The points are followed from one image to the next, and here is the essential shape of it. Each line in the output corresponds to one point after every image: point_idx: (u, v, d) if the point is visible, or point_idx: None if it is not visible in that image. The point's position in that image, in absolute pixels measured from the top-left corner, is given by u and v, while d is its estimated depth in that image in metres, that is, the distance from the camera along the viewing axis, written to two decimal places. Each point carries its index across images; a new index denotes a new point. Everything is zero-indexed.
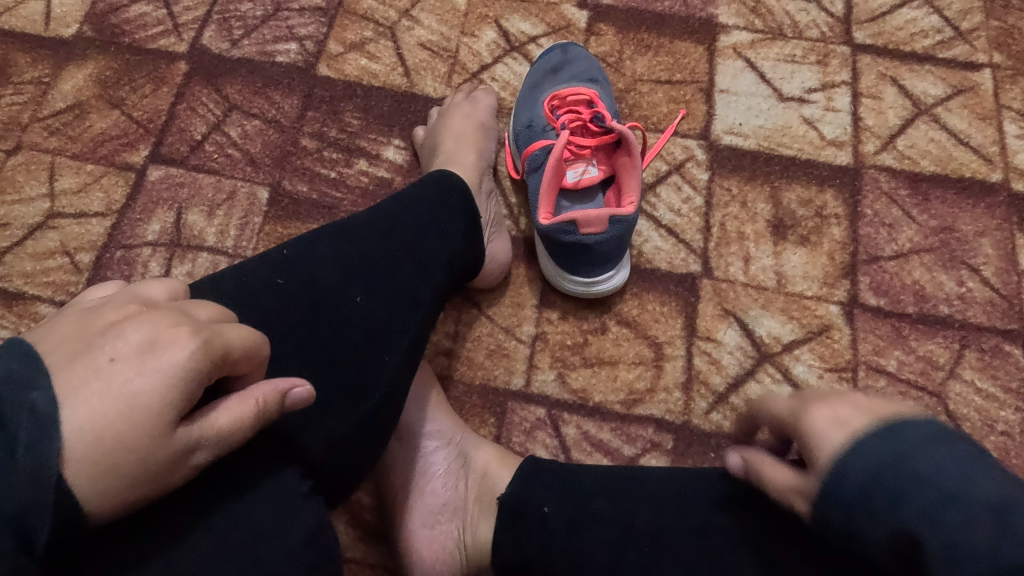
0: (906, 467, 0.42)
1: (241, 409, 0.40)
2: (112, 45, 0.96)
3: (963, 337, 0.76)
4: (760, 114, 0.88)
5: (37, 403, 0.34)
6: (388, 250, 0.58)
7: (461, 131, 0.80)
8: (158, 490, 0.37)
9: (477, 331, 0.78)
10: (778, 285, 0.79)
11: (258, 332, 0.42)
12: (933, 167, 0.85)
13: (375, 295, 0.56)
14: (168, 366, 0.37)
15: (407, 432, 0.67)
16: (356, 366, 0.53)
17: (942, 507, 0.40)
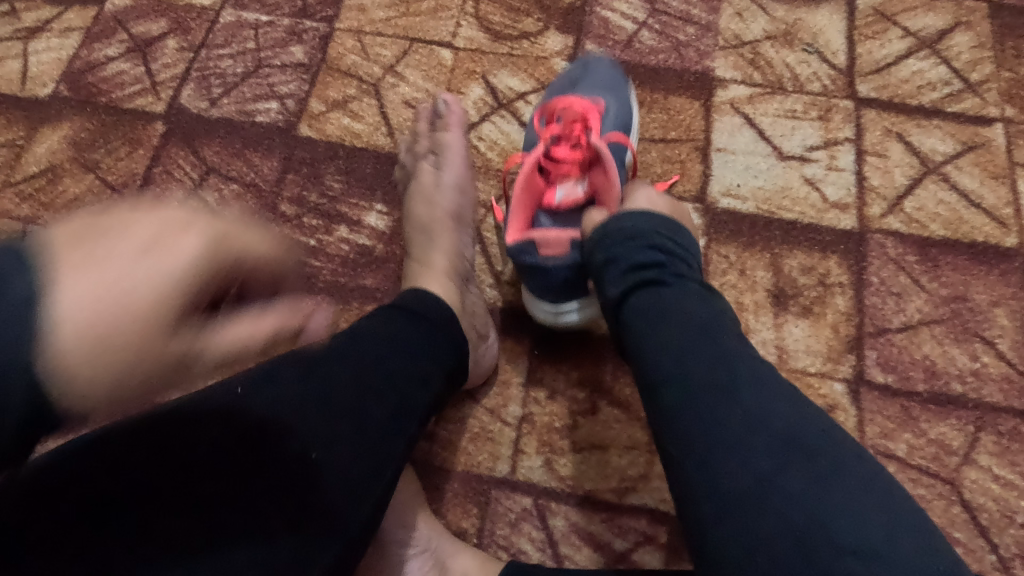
0: (746, 373, 0.48)
1: (256, 339, 0.42)
2: (88, 105, 0.93)
3: (978, 419, 0.71)
4: (759, 174, 0.84)
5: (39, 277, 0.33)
6: (363, 388, 0.51)
7: (426, 220, 0.75)
8: (158, 377, 0.38)
9: (459, 413, 0.73)
10: (779, 361, 0.75)
11: (278, 242, 0.44)
12: (943, 231, 0.80)
13: (337, 447, 0.49)
14: (160, 278, 0.37)
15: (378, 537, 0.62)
16: (303, 539, 0.47)
17: (778, 415, 0.45)
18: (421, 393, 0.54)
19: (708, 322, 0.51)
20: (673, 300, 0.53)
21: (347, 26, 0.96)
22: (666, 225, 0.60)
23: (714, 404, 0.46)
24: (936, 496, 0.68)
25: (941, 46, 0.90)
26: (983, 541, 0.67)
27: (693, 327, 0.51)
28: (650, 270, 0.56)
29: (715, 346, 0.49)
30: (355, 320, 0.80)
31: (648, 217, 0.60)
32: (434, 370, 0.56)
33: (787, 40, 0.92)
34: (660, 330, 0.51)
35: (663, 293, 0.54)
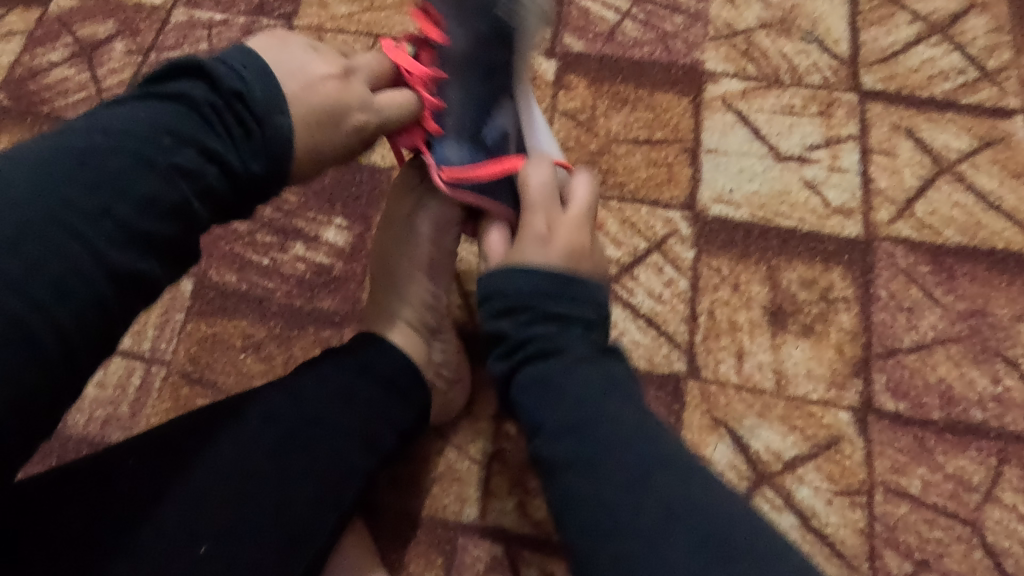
0: (643, 458, 0.48)
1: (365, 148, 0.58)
2: (29, 115, 0.86)
3: (1001, 451, 0.64)
4: (753, 177, 0.76)
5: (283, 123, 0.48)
6: (309, 435, 0.53)
7: (395, 260, 0.65)
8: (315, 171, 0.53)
9: (424, 451, 0.67)
10: (777, 387, 0.67)
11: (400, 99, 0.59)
12: (959, 237, 0.72)
13: (282, 491, 0.51)
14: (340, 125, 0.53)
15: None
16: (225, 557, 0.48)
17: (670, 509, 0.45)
18: (365, 442, 0.55)
19: (599, 396, 0.51)
20: (567, 377, 0.52)
21: (306, 23, 0.89)
22: (562, 275, 0.57)
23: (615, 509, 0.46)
24: (955, 539, 0.61)
25: (953, 30, 0.82)
26: None
27: (586, 418, 0.50)
28: (547, 341, 0.54)
29: (612, 425, 0.49)
30: (311, 347, 0.73)
31: (535, 274, 0.57)
32: (385, 415, 0.57)
33: (784, 28, 0.84)
34: (557, 420, 0.50)
35: (561, 365, 0.52)
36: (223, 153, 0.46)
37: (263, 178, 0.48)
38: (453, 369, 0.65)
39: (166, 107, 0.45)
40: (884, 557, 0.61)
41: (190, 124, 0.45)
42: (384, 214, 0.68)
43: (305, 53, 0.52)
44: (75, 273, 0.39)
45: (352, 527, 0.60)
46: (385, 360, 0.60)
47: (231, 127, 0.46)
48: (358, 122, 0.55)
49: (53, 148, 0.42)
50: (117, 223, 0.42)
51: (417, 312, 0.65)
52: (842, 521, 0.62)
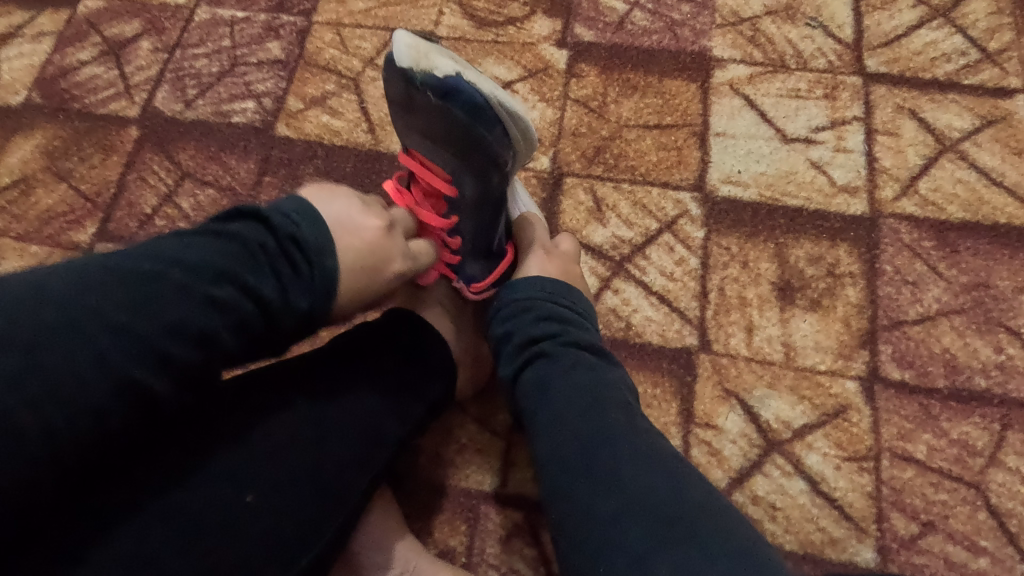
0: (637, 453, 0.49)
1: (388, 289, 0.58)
2: (61, 112, 0.90)
3: (1005, 416, 0.66)
4: (761, 159, 0.79)
5: (325, 270, 0.49)
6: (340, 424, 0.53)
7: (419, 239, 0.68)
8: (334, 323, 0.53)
9: (447, 425, 0.70)
10: (786, 358, 0.70)
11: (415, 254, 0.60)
12: (962, 213, 0.74)
13: (317, 478, 0.50)
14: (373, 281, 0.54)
15: (352, 564, 0.60)
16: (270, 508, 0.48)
17: (655, 502, 0.46)
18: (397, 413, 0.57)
19: (597, 396, 0.53)
20: (563, 378, 0.54)
21: (325, 18, 0.92)
22: (565, 288, 0.62)
23: (604, 498, 0.47)
24: (960, 501, 0.63)
25: (955, 14, 0.84)
26: (1014, 549, 0.61)
27: (584, 414, 0.52)
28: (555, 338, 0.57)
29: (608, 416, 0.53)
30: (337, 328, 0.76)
31: (545, 282, 0.62)
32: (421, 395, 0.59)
33: (789, 15, 0.86)
34: (553, 416, 0.53)
35: (564, 368, 0.55)
36: (262, 288, 0.46)
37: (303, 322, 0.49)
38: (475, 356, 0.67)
39: (221, 241, 0.46)
40: (892, 519, 0.63)
41: (232, 261, 0.45)
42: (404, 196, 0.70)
43: (353, 211, 0.55)
44: (87, 379, 0.41)
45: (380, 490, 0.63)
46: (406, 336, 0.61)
47: (268, 272, 0.47)
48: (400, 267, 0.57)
49: (96, 258, 0.44)
50: (139, 343, 0.42)
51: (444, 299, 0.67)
52: (850, 485, 0.65)
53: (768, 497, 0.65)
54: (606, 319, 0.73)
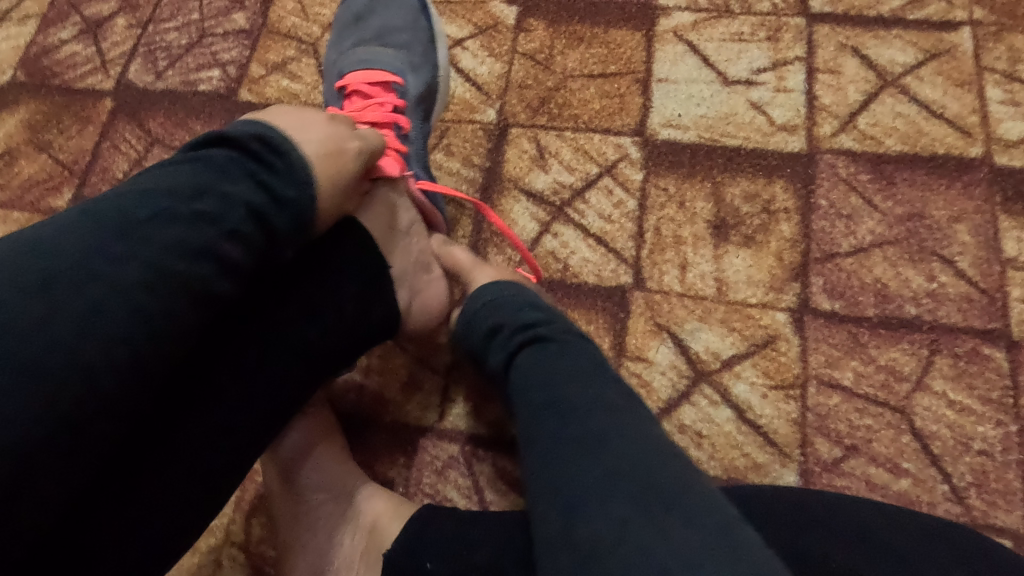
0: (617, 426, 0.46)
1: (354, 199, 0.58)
2: (42, 88, 0.95)
3: (933, 342, 0.66)
4: (701, 102, 0.79)
5: (299, 161, 0.50)
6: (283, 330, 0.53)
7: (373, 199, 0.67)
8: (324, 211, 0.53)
9: (389, 363, 0.72)
10: (718, 293, 0.71)
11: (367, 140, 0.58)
12: (901, 146, 0.74)
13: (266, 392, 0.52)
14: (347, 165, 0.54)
15: (289, 481, 0.65)
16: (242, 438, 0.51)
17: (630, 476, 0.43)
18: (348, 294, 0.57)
19: (583, 377, 0.51)
20: (550, 365, 0.52)
21: None
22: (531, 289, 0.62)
23: (579, 473, 0.44)
24: (884, 425, 0.64)
25: None
26: (935, 470, 0.62)
27: (564, 394, 0.49)
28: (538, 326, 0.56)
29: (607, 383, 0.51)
30: None
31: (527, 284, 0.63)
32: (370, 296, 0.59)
33: None
34: (536, 398, 0.50)
35: (551, 357, 0.53)
36: (244, 196, 0.46)
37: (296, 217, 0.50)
38: (424, 266, 0.66)
39: (189, 168, 0.46)
40: (815, 444, 0.64)
41: (209, 175, 0.46)
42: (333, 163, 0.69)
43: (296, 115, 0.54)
44: (96, 322, 0.40)
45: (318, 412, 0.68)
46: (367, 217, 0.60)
47: (246, 178, 0.47)
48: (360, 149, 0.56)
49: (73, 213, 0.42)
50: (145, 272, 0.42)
51: (385, 199, 0.62)
52: (776, 412, 0.66)
53: (694, 426, 0.66)
54: (545, 261, 0.75)
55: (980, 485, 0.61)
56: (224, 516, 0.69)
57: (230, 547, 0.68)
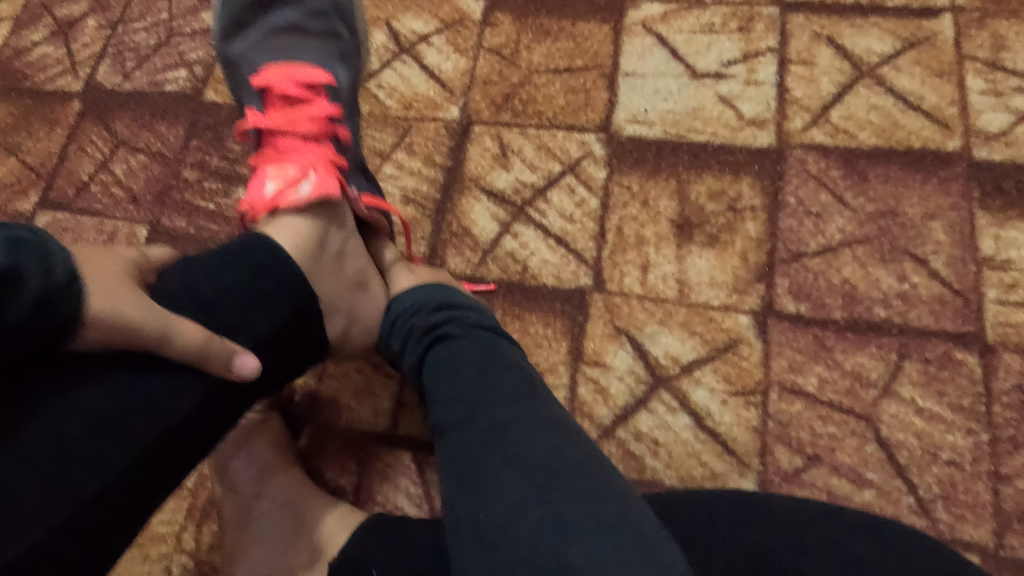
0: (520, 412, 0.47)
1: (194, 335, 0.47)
2: (12, 90, 0.94)
3: (903, 346, 0.63)
4: (668, 97, 0.77)
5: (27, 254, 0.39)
6: (110, 415, 0.44)
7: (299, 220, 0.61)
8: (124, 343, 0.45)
9: (343, 368, 0.71)
10: (680, 295, 0.68)
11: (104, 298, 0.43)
12: (875, 140, 0.71)
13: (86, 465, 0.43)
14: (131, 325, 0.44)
15: (234, 485, 0.64)
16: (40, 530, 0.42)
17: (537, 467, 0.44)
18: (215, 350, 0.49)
19: (489, 365, 0.51)
20: (454, 357, 0.52)
21: None
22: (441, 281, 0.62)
23: (485, 460, 0.45)
24: (848, 433, 0.61)
25: None
26: (901, 482, 0.59)
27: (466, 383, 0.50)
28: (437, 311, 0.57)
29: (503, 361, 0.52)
30: None
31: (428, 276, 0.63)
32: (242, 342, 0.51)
33: None
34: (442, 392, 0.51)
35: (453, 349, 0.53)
36: None
37: (68, 322, 0.42)
38: (361, 286, 0.61)
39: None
40: (776, 453, 0.61)
41: None
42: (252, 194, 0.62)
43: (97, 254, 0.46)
44: None
45: (270, 421, 0.67)
46: (256, 257, 0.53)
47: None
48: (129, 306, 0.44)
49: None
50: None
51: (303, 226, 0.58)
52: (736, 419, 0.63)
53: (650, 433, 0.64)
54: (504, 263, 0.72)
55: (948, 498, 0.58)
56: (174, 523, 0.67)
57: (179, 556, 0.67)
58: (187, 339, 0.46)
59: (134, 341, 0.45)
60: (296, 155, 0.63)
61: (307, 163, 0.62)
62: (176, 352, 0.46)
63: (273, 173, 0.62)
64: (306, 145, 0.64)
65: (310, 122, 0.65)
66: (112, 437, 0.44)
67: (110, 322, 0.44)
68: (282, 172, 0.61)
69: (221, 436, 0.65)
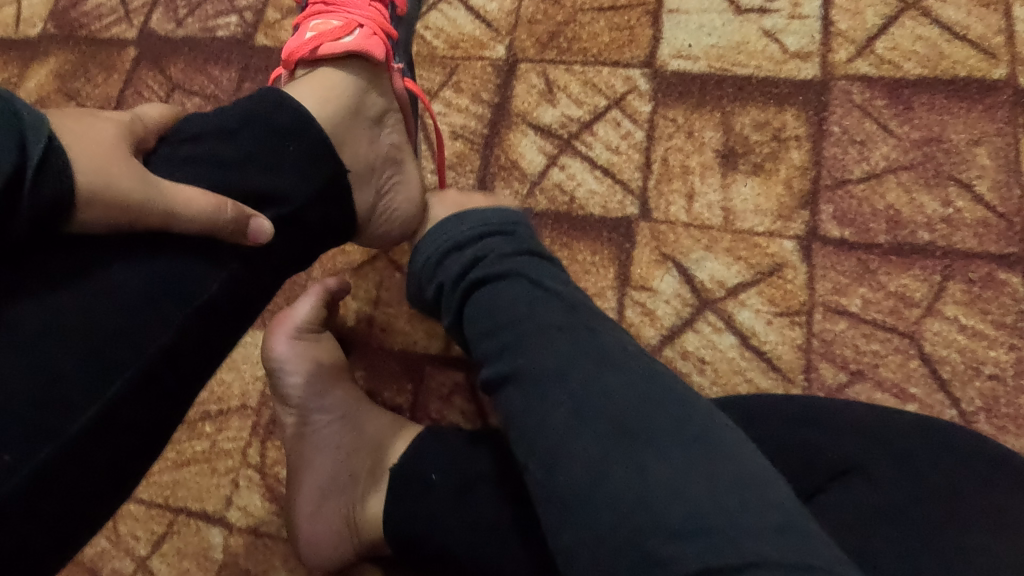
0: (590, 355, 0.44)
1: (199, 196, 0.46)
2: (70, 39, 0.97)
3: (946, 267, 0.64)
4: (713, 32, 0.77)
5: (37, 135, 0.39)
6: (75, 332, 0.42)
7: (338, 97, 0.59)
8: (130, 218, 0.44)
9: (398, 295, 0.74)
10: (725, 222, 0.70)
11: (109, 196, 0.43)
12: (919, 70, 0.71)
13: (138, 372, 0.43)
14: (149, 183, 0.45)
15: (292, 398, 0.65)
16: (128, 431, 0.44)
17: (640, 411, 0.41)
18: (206, 253, 0.48)
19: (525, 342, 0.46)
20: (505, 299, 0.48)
21: None
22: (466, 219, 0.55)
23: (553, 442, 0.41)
24: (892, 350, 0.63)
25: None
26: (943, 395, 0.61)
27: (532, 372, 0.44)
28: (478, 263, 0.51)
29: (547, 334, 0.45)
30: None
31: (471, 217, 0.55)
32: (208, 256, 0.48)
33: None
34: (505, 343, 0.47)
35: (493, 293, 0.49)
36: None
37: (61, 196, 0.40)
38: (389, 167, 0.63)
39: None
40: (820, 369, 0.63)
41: None
42: (309, 40, 0.63)
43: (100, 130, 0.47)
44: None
45: (319, 336, 0.68)
46: (274, 124, 0.51)
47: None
48: (148, 189, 0.44)
49: None
50: None
51: (343, 90, 0.60)
52: (781, 339, 0.65)
53: (697, 352, 0.66)
54: (551, 194, 0.74)
55: (990, 410, 0.60)
56: (240, 439, 0.71)
57: (245, 469, 0.70)
58: (195, 208, 0.45)
59: (133, 216, 0.44)
60: (349, 14, 0.67)
61: (357, 22, 0.66)
62: (186, 223, 0.46)
63: (323, 24, 0.66)
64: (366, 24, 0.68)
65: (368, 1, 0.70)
66: (151, 330, 0.44)
67: (106, 192, 0.43)
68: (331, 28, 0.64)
69: (275, 352, 0.66)
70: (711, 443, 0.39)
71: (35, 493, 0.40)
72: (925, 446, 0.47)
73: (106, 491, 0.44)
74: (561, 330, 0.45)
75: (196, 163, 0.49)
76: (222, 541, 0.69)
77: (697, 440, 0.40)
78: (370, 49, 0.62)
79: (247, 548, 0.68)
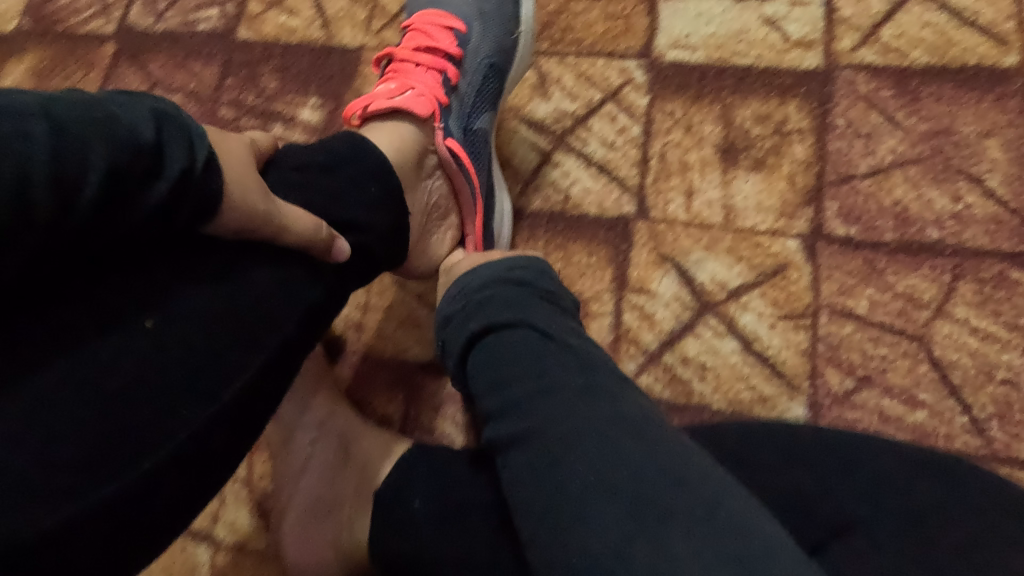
0: (601, 415, 0.41)
1: (301, 214, 0.45)
2: (47, 35, 0.94)
3: (956, 267, 0.62)
4: (711, 20, 0.74)
5: (200, 140, 0.39)
6: (180, 355, 0.39)
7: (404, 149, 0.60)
8: (253, 232, 0.42)
9: (387, 301, 0.71)
10: (725, 221, 0.67)
11: (243, 207, 0.41)
12: (927, 58, 0.68)
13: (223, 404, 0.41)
14: (268, 198, 0.43)
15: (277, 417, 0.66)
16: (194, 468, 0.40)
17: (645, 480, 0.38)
18: (293, 297, 0.45)
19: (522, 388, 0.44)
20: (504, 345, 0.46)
21: None
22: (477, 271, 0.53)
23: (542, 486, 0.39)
24: (901, 355, 0.60)
25: None
26: (954, 401, 0.58)
27: (537, 431, 0.41)
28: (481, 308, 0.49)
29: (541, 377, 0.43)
30: None
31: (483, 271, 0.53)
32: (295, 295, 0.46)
33: None
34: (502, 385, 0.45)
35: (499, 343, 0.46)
36: (140, 122, 0.36)
37: (209, 202, 0.39)
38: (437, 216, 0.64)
39: (135, 98, 0.37)
40: (826, 375, 0.61)
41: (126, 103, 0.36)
42: (381, 91, 0.64)
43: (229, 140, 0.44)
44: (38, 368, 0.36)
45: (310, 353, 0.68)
46: (360, 173, 0.52)
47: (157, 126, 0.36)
48: (269, 204, 0.43)
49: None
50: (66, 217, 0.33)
51: (407, 141, 0.60)
52: (784, 343, 0.62)
53: (697, 358, 0.64)
54: (545, 193, 0.72)
55: (1003, 416, 0.57)
56: None
57: (232, 483, 0.68)
58: (301, 226, 0.44)
59: (257, 228, 0.42)
60: (406, 78, 0.66)
61: (411, 86, 0.64)
62: (290, 241, 0.44)
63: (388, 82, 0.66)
64: (418, 73, 0.66)
65: (431, 56, 0.67)
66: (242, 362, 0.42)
67: (241, 201, 0.41)
68: (382, 86, 0.65)
69: None
70: (712, 487, 0.37)
71: (95, 522, 0.36)
72: (893, 487, 0.44)
73: (159, 528, 0.39)
74: (570, 388, 0.42)
75: (297, 192, 0.48)
76: (210, 558, 0.67)
77: (701, 482, 0.37)
78: (410, 106, 0.61)
79: (235, 565, 0.66)
